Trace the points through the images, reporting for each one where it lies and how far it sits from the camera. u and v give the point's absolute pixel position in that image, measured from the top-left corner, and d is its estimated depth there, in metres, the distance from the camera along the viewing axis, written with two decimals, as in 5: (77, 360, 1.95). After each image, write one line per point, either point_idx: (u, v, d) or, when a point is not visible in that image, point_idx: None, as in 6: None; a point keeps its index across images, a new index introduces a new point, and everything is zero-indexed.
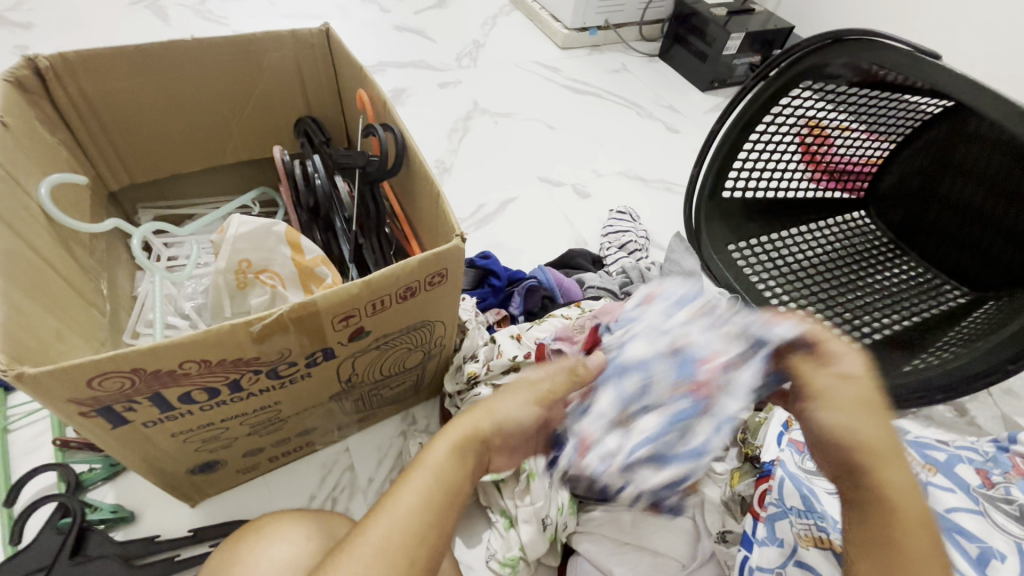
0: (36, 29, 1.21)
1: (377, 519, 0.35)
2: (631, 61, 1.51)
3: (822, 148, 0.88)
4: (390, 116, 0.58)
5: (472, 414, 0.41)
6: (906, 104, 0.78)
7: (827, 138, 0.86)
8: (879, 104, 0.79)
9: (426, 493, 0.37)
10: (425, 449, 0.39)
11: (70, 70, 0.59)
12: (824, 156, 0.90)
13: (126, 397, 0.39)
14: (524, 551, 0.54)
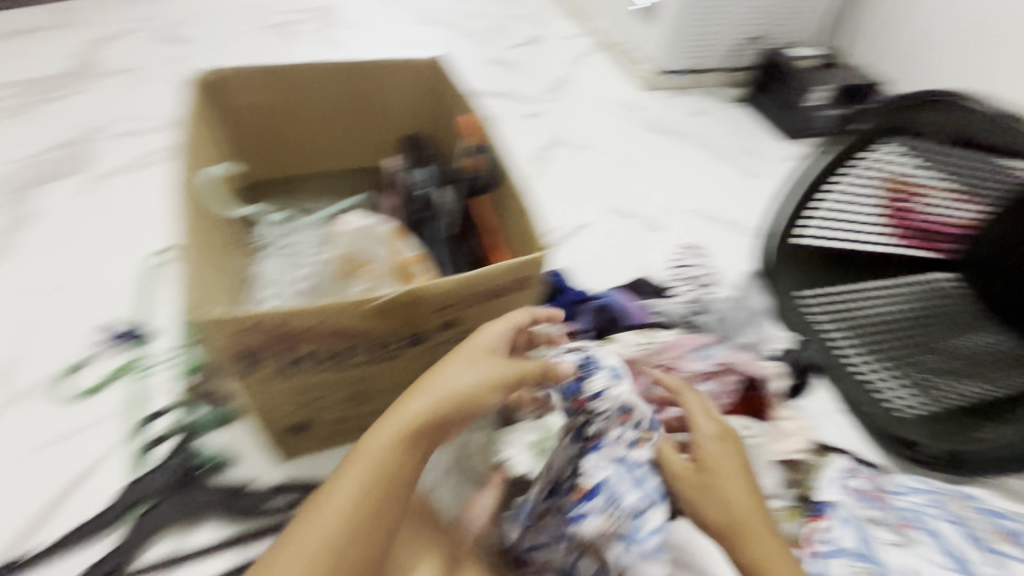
0: (191, 45, 1.42)
1: (321, 509, 0.39)
2: (712, 105, 1.55)
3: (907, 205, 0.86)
4: (492, 142, 0.66)
5: (421, 396, 0.44)
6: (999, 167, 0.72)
7: (914, 195, 0.85)
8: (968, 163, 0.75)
9: (361, 481, 0.40)
10: (366, 438, 0.42)
11: (236, 82, 0.72)
12: (909, 213, 0.87)
13: (262, 349, 0.46)
14: None
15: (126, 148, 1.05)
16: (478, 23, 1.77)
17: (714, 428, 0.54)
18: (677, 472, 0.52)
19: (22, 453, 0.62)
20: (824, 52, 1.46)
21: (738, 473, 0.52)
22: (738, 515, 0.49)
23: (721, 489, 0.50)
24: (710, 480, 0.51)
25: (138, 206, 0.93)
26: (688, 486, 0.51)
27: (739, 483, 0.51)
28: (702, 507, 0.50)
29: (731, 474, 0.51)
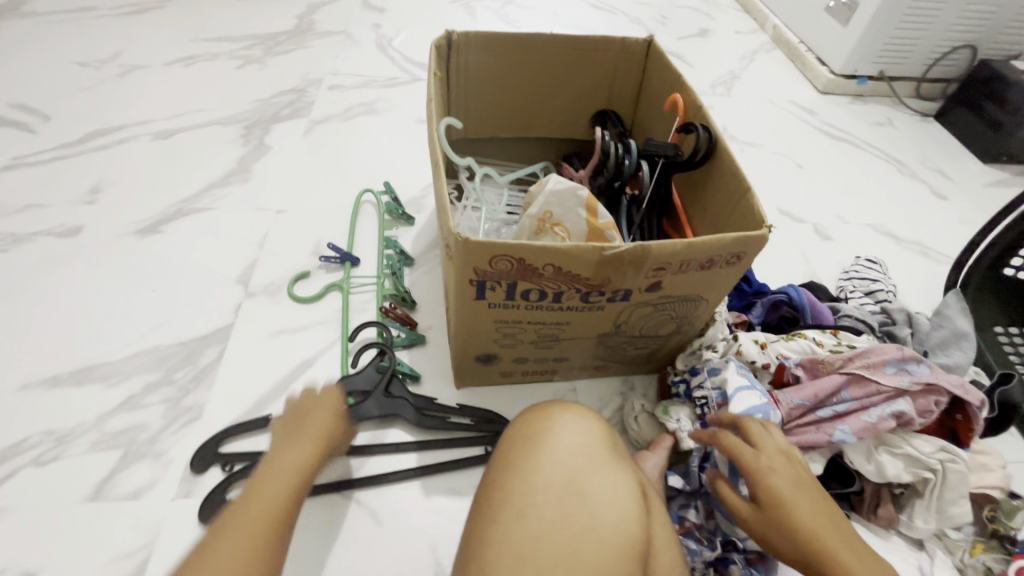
0: (387, 14, 1.57)
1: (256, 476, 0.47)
2: (899, 117, 1.41)
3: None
4: (706, 120, 0.67)
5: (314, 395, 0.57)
6: None
7: None
8: None
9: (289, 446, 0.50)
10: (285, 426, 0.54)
11: (467, 45, 0.78)
12: None
13: (500, 278, 0.52)
14: None
15: (336, 100, 1.21)
16: (646, 11, 1.76)
17: (760, 458, 0.49)
18: (743, 517, 0.49)
19: (262, 337, 0.75)
20: None
21: (800, 499, 0.47)
22: (811, 535, 0.45)
23: (786, 514, 0.46)
24: (771, 518, 0.47)
25: (346, 150, 1.07)
26: (753, 524, 0.48)
27: (805, 509, 0.46)
28: (775, 542, 0.47)
29: (792, 502, 0.46)
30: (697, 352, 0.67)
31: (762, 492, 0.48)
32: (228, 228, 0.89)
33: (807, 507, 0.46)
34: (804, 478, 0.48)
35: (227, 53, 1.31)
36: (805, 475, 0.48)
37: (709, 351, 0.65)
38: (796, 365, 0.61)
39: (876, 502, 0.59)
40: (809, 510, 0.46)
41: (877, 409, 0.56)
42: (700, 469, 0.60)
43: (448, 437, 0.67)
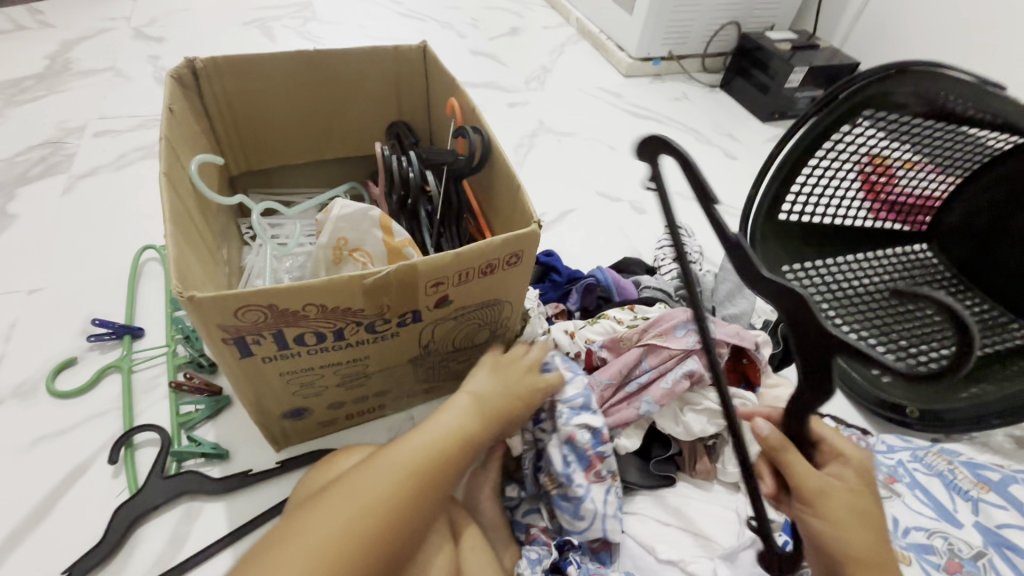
0: (166, 43, 1.40)
1: None
2: (692, 91, 1.56)
3: (882, 178, 0.91)
4: (479, 121, 0.66)
5: None
6: (968, 138, 0.81)
7: (890, 169, 0.89)
8: (935, 133, 0.82)
9: None
10: None
11: (218, 72, 0.70)
12: (884, 187, 0.93)
13: (257, 330, 0.47)
14: None
15: (105, 146, 1.04)
16: (457, 15, 1.77)
17: (814, 479, 0.44)
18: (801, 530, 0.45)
19: (14, 452, 0.62)
20: (800, 35, 1.48)
21: (852, 521, 0.43)
22: (863, 561, 0.42)
23: (840, 532, 0.43)
24: (824, 543, 0.43)
25: (120, 203, 0.92)
26: (811, 544, 0.44)
27: (851, 536, 0.43)
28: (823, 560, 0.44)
29: (842, 528, 0.43)
30: None
31: (817, 517, 0.44)
32: None
33: (851, 532, 0.43)
34: (862, 506, 0.44)
35: None
36: (860, 497, 0.44)
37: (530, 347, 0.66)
38: (602, 347, 0.64)
39: (693, 458, 0.62)
40: (854, 535, 0.43)
41: (672, 372, 0.60)
42: (534, 471, 0.59)
43: (267, 511, 0.60)
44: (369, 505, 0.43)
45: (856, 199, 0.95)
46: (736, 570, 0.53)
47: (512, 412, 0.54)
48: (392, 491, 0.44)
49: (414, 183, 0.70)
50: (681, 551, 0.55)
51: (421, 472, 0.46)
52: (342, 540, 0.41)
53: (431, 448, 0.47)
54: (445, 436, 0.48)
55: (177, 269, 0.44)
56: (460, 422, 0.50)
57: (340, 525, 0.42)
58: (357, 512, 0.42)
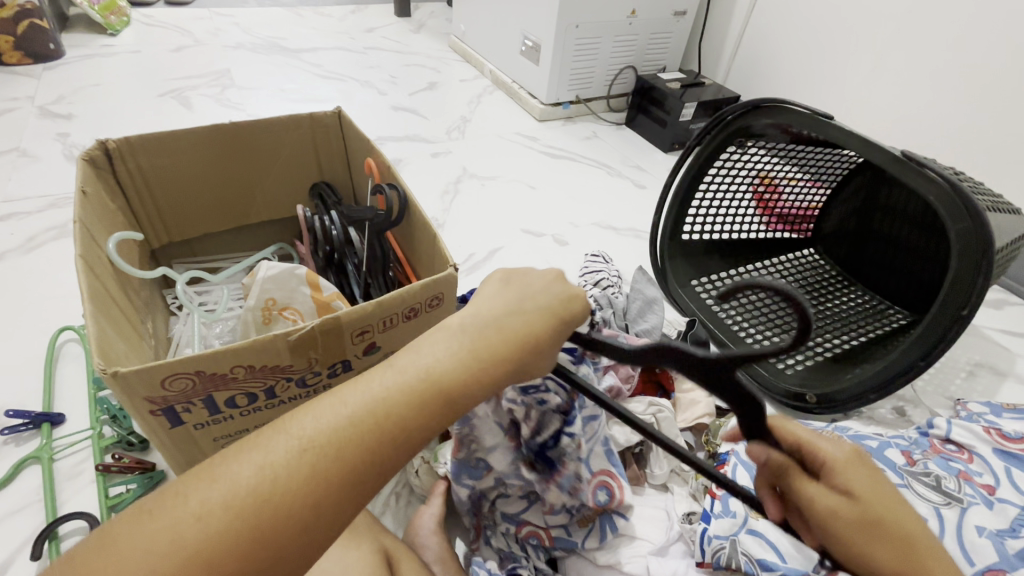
0: (75, 120, 1.38)
1: None
2: (601, 130, 1.70)
3: (772, 196, 1.03)
4: (394, 177, 0.72)
5: None
6: (835, 156, 0.95)
7: (777, 187, 1.01)
8: (810, 155, 0.95)
9: None
10: None
11: (131, 151, 0.72)
12: (774, 203, 1.04)
13: (186, 398, 0.48)
14: None
15: (14, 230, 1.00)
16: (375, 74, 1.85)
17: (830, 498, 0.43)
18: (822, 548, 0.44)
19: None
20: (687, 75, 1.66)
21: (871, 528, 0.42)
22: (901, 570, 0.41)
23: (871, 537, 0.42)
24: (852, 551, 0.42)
25: (33, 286, 0.89)
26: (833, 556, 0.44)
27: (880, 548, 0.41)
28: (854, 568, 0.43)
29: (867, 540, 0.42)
30: None
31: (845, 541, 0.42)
32: None
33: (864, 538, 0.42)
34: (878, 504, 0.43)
35: None
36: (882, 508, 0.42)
37: None
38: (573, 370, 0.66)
39: (624, 466, 0.67)
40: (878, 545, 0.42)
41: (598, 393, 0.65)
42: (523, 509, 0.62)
43: None
44: (313, 451, 0.36)
45: (750, 215, 1.06)
46: (666, 561, 0.59)
47: (527, 358, 0.42)
48: (336, 439, 0.36)
49: (338, 240, 0.74)
50: (618, 554, 0.59)
51: (379, 422, 0.38)
52: (267, 489, 0.34)
53: (404, 390, 0.39)
54: (422, 378, 0.39)
55: (98, 346, 0.46)
56: (445, 361, 0.40)
57: (269, 470, 0.35)
58: (296, 460, 0.35)
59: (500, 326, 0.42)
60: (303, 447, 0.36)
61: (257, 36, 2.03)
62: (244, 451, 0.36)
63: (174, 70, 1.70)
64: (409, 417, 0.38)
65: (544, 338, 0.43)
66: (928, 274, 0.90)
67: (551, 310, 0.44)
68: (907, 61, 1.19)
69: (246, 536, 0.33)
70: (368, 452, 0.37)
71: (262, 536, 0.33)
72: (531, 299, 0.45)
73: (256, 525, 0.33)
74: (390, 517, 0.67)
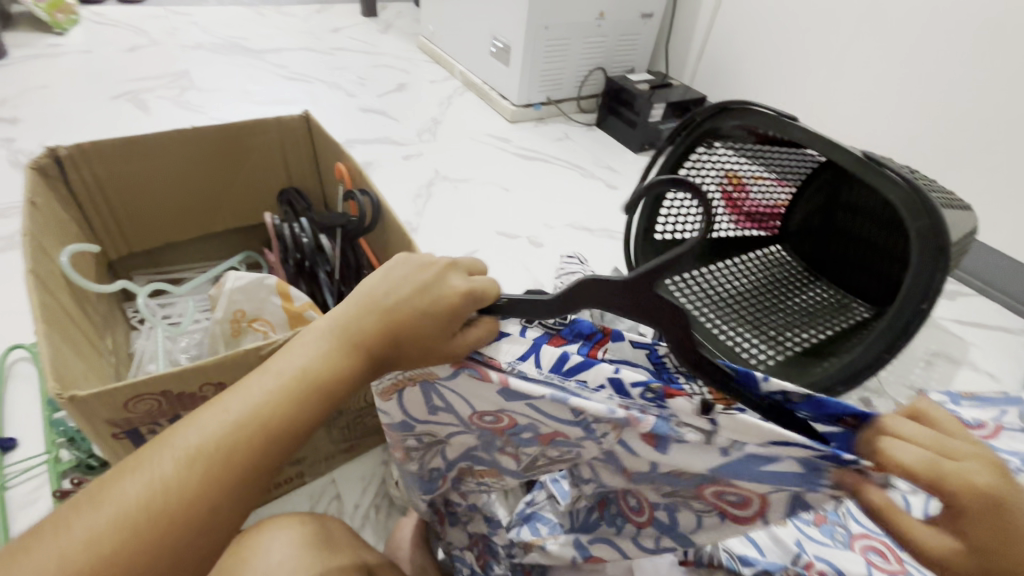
0: (22, 124, 1.31)
1: None
2: (573, 131, 1.71)
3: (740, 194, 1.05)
4: (366, 183, 0.71)
5: None
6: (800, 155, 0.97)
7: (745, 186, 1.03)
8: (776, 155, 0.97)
9: None
10: None
11: (85, 159, 0.68)
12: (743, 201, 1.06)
13: (152, 419, 0.46)
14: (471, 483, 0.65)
15: None
16: (343, 75, 1.82)
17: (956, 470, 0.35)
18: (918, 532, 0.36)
19: None
20: (656, 76, 1.68)
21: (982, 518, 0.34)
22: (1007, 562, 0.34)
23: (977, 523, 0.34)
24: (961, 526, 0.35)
25: None
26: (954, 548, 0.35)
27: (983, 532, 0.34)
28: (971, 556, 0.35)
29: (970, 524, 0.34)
30: None
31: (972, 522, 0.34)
32: None
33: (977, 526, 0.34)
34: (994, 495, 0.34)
35: None
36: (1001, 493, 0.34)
37: None
38: None
39: None
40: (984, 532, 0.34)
41: None
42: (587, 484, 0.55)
43: None
44: (197, 460, 0.38)
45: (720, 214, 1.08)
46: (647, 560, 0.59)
47: (404, 340, 0.46)
48: (215, 445, 0.39)
49: (308, 248, 0.72)
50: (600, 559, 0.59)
51: (261, 421, 0.40)
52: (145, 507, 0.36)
53: (279, 393, 0.41)
54: (299, 378, 0.43)
55: (53, 367, 0.43)
56: (318, 360, 0.44)
57: (145, 490, 0.36)
58: (182, 470, 0.37)
59: (361, 319, 0.46)
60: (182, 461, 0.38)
61: (217, 36, 1.97)
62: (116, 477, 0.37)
63: (128, 70, 1.63)
64: (286, 414, 0.42)
65: (426, 329, 0.45)
66: (890, 269, 0.93)
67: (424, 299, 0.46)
68: (864, 64, 1.23)
69: (136, 547, 0.35)
70: (248, 452, 0.39)
71: (160, 541, 0.36)
72: (397, 290, 0.47)
73: (152, 532, 0.36)
74: (368, 528, 0.66)
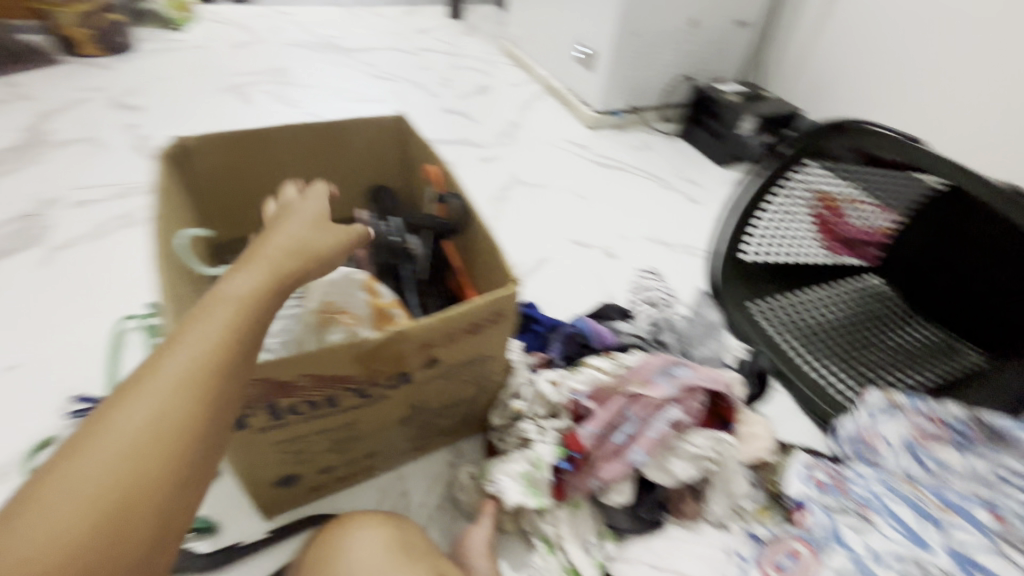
0: (145, 112, 1.43)
1: None
2: (654, 140, 1.66)
3: (834, 217, 1.02)
4: (457, 187, 0.72)
5: None
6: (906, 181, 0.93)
7: (839, 208, 1.01)
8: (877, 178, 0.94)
9: None
10: None
11: (205, 148, 0.73)
12: (835, 225, 1.03)
13: (250, 403, 0.48)
14: (540, 498, 0.61)
15: (84, 217, 1.04)
16: (429, 76, 1.87)
17: None
18: None
19: None
20: (747, 87, 1.60)
21: None
22: None
23: None
24: None
25: (101, 274, 0.92)
26: None
27: None
28: None
29: None
30: (506, 404, 0.69)
31: None
32: None
33: None
34: None
35: None
36: None
37: (516, 399, 0.68)
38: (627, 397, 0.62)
39: (680, 500, 0.65)
40: None
41: (656, 422, 0.61)
42: None
43: None
44: (143, 423, 0.34)
45: (810, 237, 1.04)
46: None
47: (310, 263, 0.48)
48: (177, 395, 0.36)
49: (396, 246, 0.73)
50: None
51: (213, 361, 0.38)
52: (139, 452, 0.33)
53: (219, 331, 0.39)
54: (235, 309, 0.41)
55: None
56: (250, 290, 0.42)
57: (120, 449, 0.33)
58: (138, 434, 0.34)
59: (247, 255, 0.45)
60: (162, 397, 0.35)
61: (315, 35, 2.08)
62: (73, 454, 0.33)
63: (236, 66, 1.75)
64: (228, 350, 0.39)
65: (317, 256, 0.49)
66: (1007, 315, 0.84)
67: (324, 233, 0.51)
68: (995, 82, 1.11)
69: (107, 523, 0.31)
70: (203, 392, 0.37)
71: (130, 510, 0.32)
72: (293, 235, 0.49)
73: (118, 497, 0.32)
74: (432, 529, 0.66)
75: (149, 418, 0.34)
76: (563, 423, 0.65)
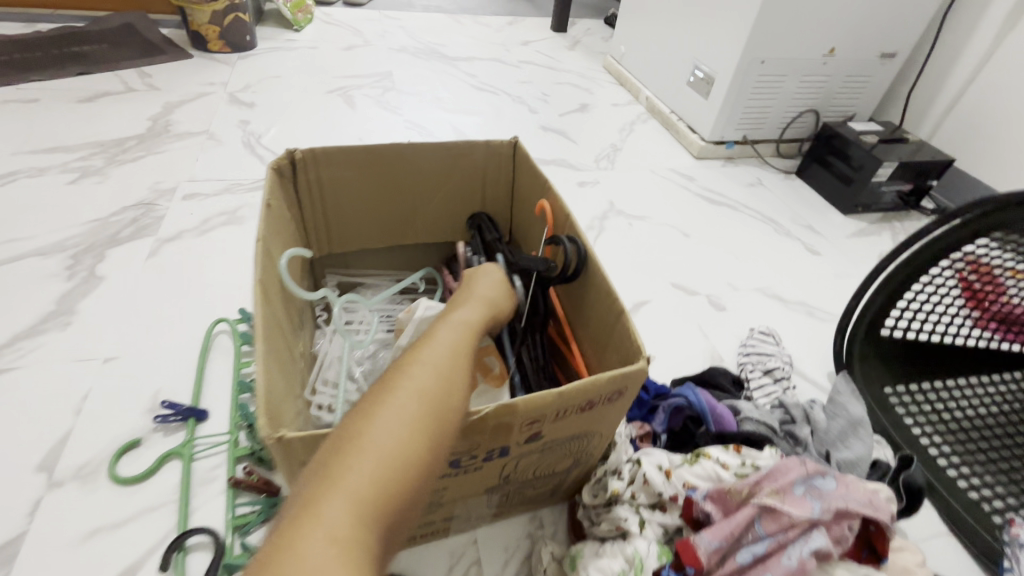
0: (257, 109, 1.48)
1: None
2: (767, 176, 1.51)
3: (990, 295, 0.79)
4: (573, 230, 0.64)
5: None
6: None
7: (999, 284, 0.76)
8: None
9: None
10: None
11: (315, 162, 0.71)
12: (991, 303, 0.80)
13: None
14: None
15: (191, 210, 1.07)
16: (528, 90, 1.82)
17: None
18: None
19: (66, 545, 0.59)
20: (884, 126, 1.42)
21: None
22: None
23: None
24: None
25: (200, 272, 0.93)
26: None
27: None
28: None
29: None
30: (603, 480, 0.60)
31: None
32: (35, 390, 0.72)
33: None
34: None
35: (59, 165, 1.15)
36: None
37: (615, 477, 0.58)
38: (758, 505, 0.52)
39: None
40: None
41: (795, 545, 0.50)
42: None
43: None
44: (419, 407, 0.36)
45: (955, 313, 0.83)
46: None
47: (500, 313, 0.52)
48: (439, 383, 0.38)
49: None
50: None
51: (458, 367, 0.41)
52: (421, 437, 0.35)
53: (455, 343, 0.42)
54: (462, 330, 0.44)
55: (267, 402, 0.42)
56: (467, 319, 0.46)
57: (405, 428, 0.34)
58: (416, 415, 0.35)
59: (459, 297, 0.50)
60: (427, 391, 0.37)
61: (420, 41, 2.09)
62: (365, 428, 0.34)
63: (343, 69, 1.78)
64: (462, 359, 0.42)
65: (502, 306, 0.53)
66: None
67: (500, 278, 0.55)
68: None
69: (390, 492, 0.32)
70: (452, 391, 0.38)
71: (404, 482, 0.33)
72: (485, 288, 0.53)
73: (400, 471, 0.33)
74: None
75: (423, 402, 0.36)
76: (670, 518, 0.56)
